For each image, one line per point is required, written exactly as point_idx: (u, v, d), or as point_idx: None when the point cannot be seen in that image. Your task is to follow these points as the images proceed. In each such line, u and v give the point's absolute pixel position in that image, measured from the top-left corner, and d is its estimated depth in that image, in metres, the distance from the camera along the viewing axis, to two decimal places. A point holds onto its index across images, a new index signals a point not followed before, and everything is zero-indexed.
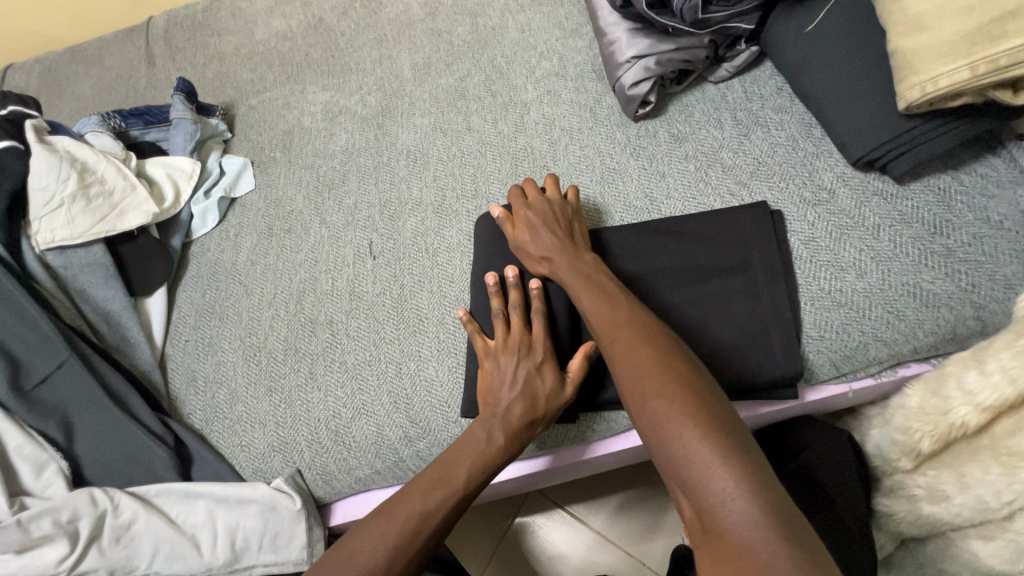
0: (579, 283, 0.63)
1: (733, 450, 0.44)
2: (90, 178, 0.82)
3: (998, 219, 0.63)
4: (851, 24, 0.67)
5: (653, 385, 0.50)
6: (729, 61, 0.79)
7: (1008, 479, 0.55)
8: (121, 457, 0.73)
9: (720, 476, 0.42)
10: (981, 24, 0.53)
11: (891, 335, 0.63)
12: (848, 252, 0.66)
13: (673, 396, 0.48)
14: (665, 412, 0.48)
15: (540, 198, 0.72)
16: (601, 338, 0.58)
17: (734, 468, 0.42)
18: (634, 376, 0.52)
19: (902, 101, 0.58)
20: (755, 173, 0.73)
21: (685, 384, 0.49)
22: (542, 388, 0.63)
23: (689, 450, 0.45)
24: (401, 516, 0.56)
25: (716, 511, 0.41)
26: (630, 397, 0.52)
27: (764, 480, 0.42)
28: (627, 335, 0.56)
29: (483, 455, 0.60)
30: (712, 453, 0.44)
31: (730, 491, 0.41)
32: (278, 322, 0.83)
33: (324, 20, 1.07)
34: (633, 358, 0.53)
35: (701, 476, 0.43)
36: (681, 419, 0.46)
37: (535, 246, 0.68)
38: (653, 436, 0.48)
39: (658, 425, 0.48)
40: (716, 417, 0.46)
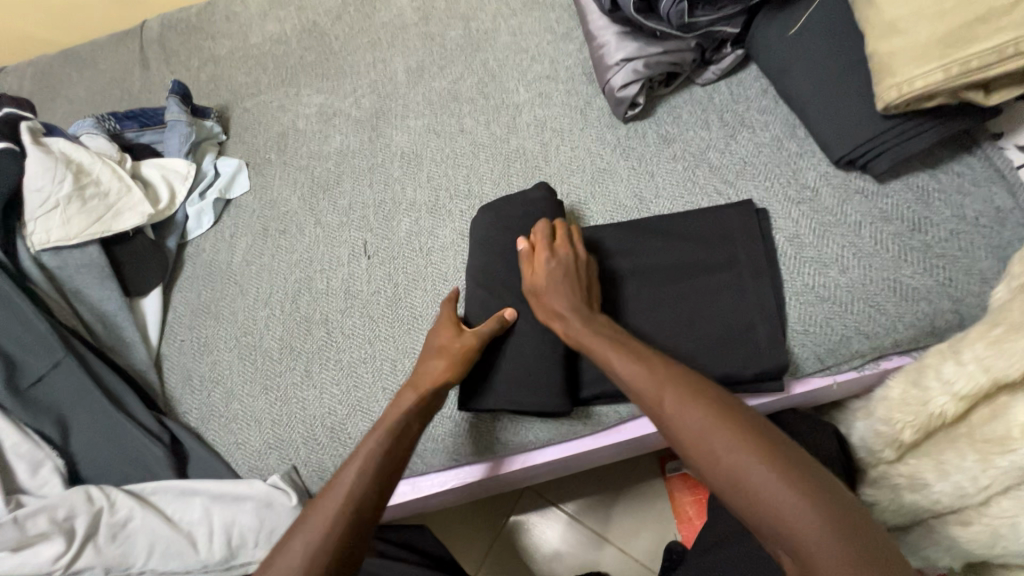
0: (601, 343, 0.59)
1: (816, 492, 0.43)
2: (86, 180, 0.83)
3: (973, 216, 0.66)
4: (831, 28, 0.70)
5: (715, 435, 0.48)
6: (715, 64, 0.81)
7: (984, 465, 0.56)
8: (116, 455, 0.73)
9: (809, 524, 0.42)
10: (953, 29, 0.56)
11: (873, 328, 0.65)
12: (831, 248, 0.68)
13: (739, 443, 0.47)
14: (736, 462, 0.46)
15: (565, 249, 0.67)
16: (640, 392, 0.55)
17: (821, 511, 0.42)
18: (678, 420, 0.50)
19: (880, 102, 0.60)
20: (742, 173, 0.75)
21: (748, 428, 0.48)
22: (439, 339, 0.67)
23: (772, 502, 0.43)
24: (332, 501, 0.53)
25: (815, 562, 0.41)
26: (688, 450, 0.50)
27: (850, 516, 0.42)
28: (669, 383, 0.53)
29: (392, 418, 0.60)
30: (796, 501, 0.43)
31: (822, 536, 0.41)
32: (274, 321, 0.84)
33: (318, 25, 1.09)
34: (685, 411, 0.50)
35: (775, 509, 0.43)
36: (753, 469, 0.45)
37: (557, 302, 0.63)
38: (726, 488, 0.47)
39: (723, 472, 0.47)
40: (787, 458, 0.45)
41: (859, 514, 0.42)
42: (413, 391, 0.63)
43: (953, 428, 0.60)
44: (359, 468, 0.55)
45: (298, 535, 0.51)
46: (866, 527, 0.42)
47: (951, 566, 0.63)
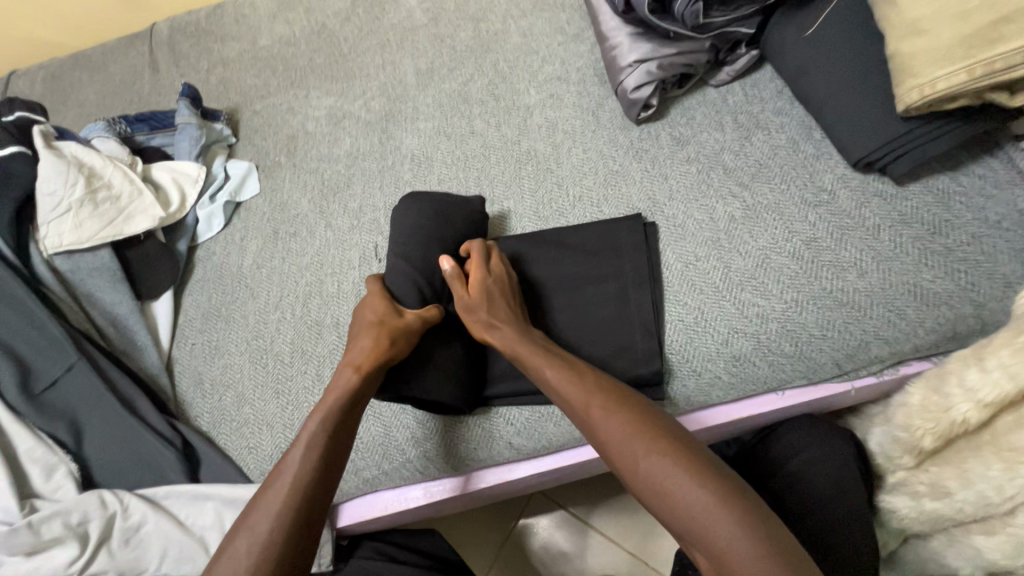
0: (535, 357, 0.61)
1: (732, 495, 0.47)
2: (98, 183, 0.83)
3: (996, 219, 0.64)
4: (850, 28, 0.68)
5: (641, 445, 0.51)
6: (729, 65, 0.80)
7: (1009, 474, 0.55)
8: (130, 460, 0.74)
9: (725, 524, 0.45)
10: (978, 29, 0.55)
11: (892, 334, 0.64)
12: (849, 252, 0.67)
13: (663, 453, 0.50)
14: (660, 471, 0.49)
15: (500, 266, 0.69)
16: (571, 406, 0.57)
17: (734, 511, 0.46)
18: (601, 423, 0.54)
19: (901, 104, 0.59)
20: (757, 175, 0.74)
21: (670, 438, 0.51)
22: (372, 315, 0.66)
23: (692, 506, 0.47)
24: (284, 489, 0.55)
25: (729, 560, 0.44)
26: (615, 459, 0.53)
27: (760, 514, 0.46)
28: (597, 397, 0.56)
29: (332, 403, 0.61)
30: (712, 503, 0.47)
31: (737, 534, 0.45)
32: (285, 324, 0.84)
33: (327, 26, 1.09)
34: (610, 422, 0.54)
35: (683, 506, 0.48)
36: (674, 476, 0.49)
37: (487, 313, 0.65)
38: (649, 496, 0.50)
39: (640, 473, 0.51)
40: (705, 465, 0.49)
41: (766, 511, 0.47)
42: (353, 370, 0.62)
43: (975, 436, 0.59)
44: (302, 457, 0.57)
45: (248, 524, 0.54)
46: (773, 524, 0.46)
47: None
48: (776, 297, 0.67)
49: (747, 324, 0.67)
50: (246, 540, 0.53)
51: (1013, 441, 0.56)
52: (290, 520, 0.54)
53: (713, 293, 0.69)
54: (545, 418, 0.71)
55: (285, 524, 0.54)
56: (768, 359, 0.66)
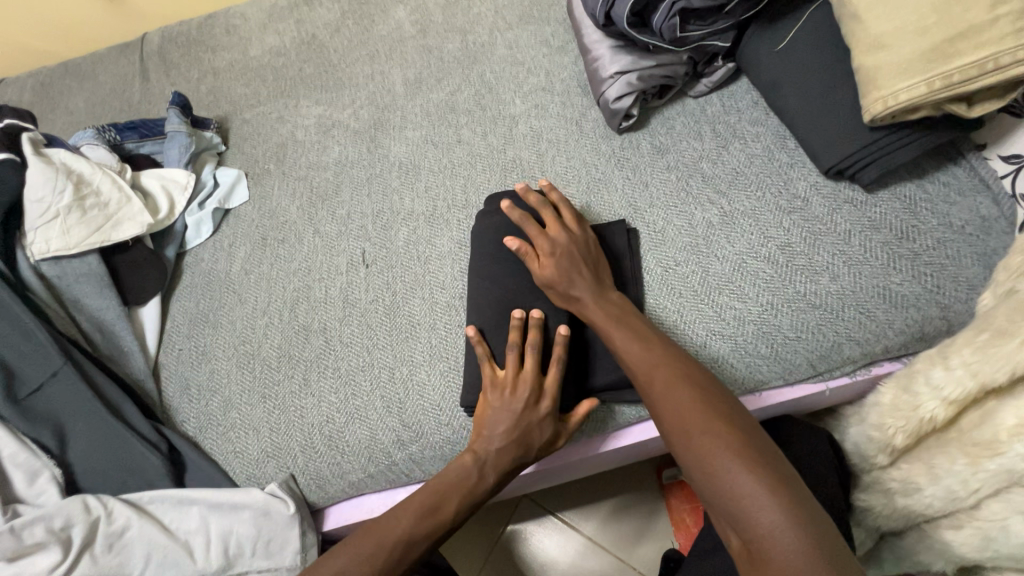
0: (610, 324, 0.63)
1: (779, 483, 0.47)
2: (86, 190, 0.84)
3: (960, 225, 0.67)
4: (819, 43, 0.71)
5: (699, 418, 0.53)
6: (707, 77, 0.83)
7: (974, 468, 0.55)
8: (114, 465, 0.73)
9: (768, 507, 0.45)
10: (936, 44, 0.57)
11: (864, 335, 0.66)
12: (822, 255, 0.69)
13: (717, 430, 0.51)
14: (708, 448, 0.50)
15: (559, 228, 0.71)
16: (636, 378, 0.60)
17: (779, 496, 0.46)
18: (664, 395, 0.56)
19: (867, 115, 0.62)
20: (734, 183, 0.76)
21: (729, 420, 0.52)
22: (543, 428, 0.64)
23: (736, 483, 0.48)
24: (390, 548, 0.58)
25: (761, 539, 0.45)
26: (672, 432, 0.54)
27: (807, 508, 0.45)
28: (663, 369, 0.58)
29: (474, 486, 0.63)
30: (757, 486, 0.47)
31: (778, 520, 0.45)
32: (273, 330, 0.84)
33: (317, 37, 1.10)
34: (671, 394, 0.56)
35: (728, 485, 0.48)
36: (726, 455, 0.49)
37: (565, 286, 0.66)
38: (693, 467, 0.51)
39: (693, 450, 0.52)
40: (757, 451, 0.49)
41: (816, 508, 0.46)
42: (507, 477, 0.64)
43: (944, 433, 0.60)
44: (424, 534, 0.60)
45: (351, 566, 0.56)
46: (823, 524, 0.45)
47: (945, 570, 0.63)
48: (753, 300, 0.69)
49: (726, 326, 0.69)
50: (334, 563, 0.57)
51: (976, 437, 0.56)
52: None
53: (693, 297, 0.71)
54: None
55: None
56: (745, 361, 0.68)
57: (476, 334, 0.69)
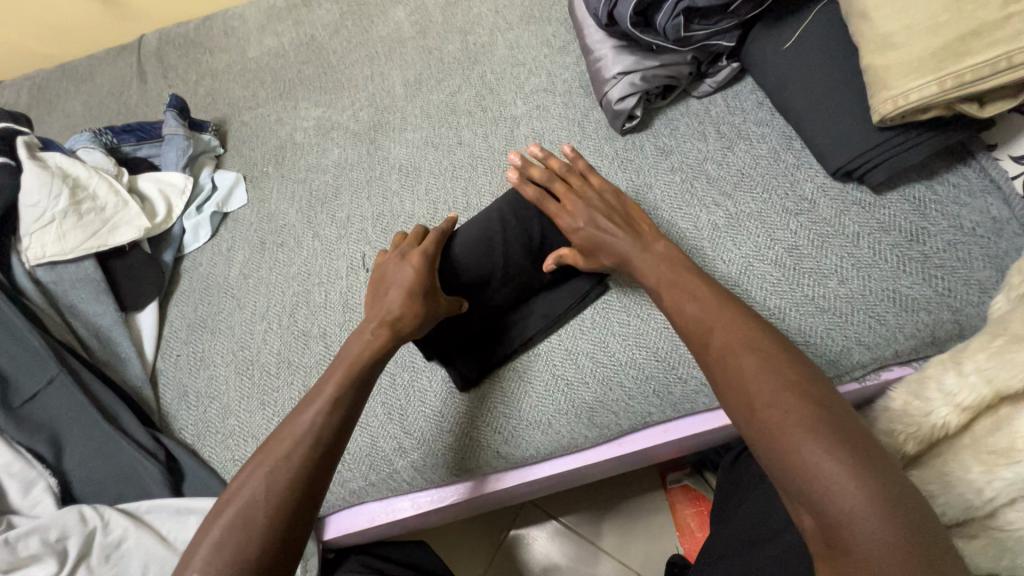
0: (662, 286, 0.62)
1: (862, 465, 0.43)
2: (82, 194, 0.82)
3: (971, 226, 0.66)
4: (825, 43, 0.70)
5: (769, 390, 0.49)
6: (711, 77, 0.82)
7: (989, 477, 0.53)
8: (111, 473, 0.73)
9: (847, 492, 0.42)
10: (947, 42, 0.56)
11: (874, 339, 0.65)
12: (831, 259, 0.68)
13: (793, 404, 0.48)
14: (782, 424, 0.47)
15: (573, 197, 0.70)
16: (697, 348, 0.57)
17: (863, 481, 0.42)
18: (728, 365, 0.53)
19: (876, 115, 0.60)
20: (739, 184, 0.75)
21: (804, 394, 0.48)
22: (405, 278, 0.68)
23: (812, 461, 0.44)
24: (288, 444, 0.55)
25: (842, 527, 0.41)
26: (736, 405, 0.51)
27: (895, 498, 0.42)
28: (729, 337, 0.54)
29: (356, 360, 0.62)
30: (838, 469, 0.43)
31: (860, 506, 0.41)
32: (272, 335, 0.83)
33: (316, 38, 1.09)
34: (739, 365, 0.52)
35: (803, 464, 0.45)
36: (801, 431, 0.46)
37: (607, 256, 0.67)
38: (763, 443, 0.48)
39: (764, 427, 0.48)
40: (838, 431, 0.46)
41: (908, 497, 0.42)
42: (383, 330, 0.65)
43: (956, 439, 0.58)
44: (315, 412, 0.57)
45: (251, 484, 0.53)
46: (917, 516, 0.41)
47: None
48: (760, 303, 0.68)
49: None
50: (238, 496, 0.53)
51: (991, 444, 0.55)
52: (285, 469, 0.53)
53: None
54: (533, 426, 0.70)
55: (304, 479, 0.54)
56: None
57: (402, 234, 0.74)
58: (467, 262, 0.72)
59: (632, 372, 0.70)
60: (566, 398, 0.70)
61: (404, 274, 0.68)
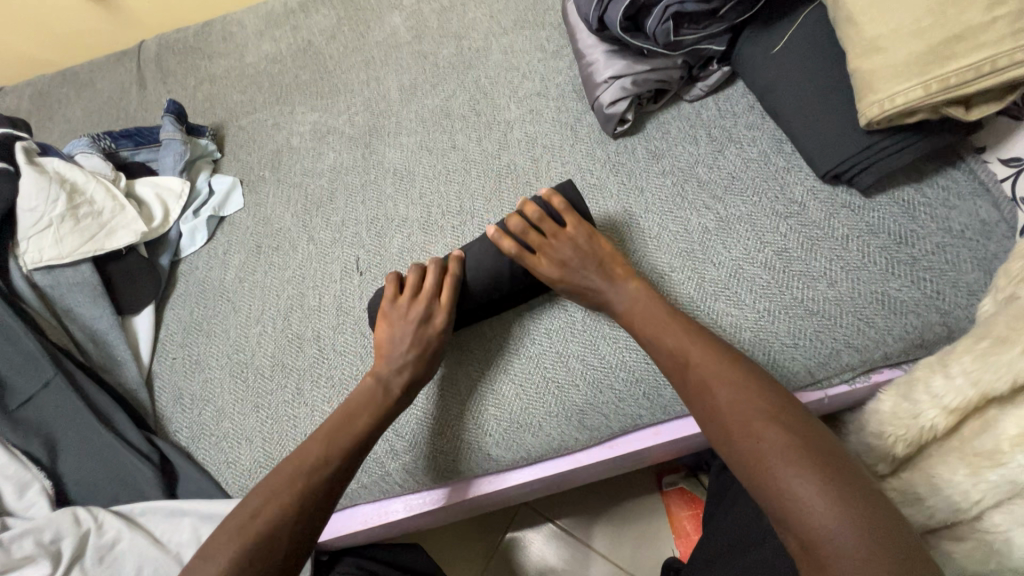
0: (643, 323, 0.66)
1: (833, 483, 0.47)
2: (79, 200, 0.83)
3: (960, 229, 0.66)
4: (814, 47, 0.71)
5: (746, 418, 0.53)
6: (702, 81, 0.82)
7: (975, 480, 0.53)
8: (106, 476, 0.73)
9: (822, 511, 0.46)
10: (932, 46, 0.57)
11: (862, 341, 0.65)
12: (820, 261, 0.68)
13: (769, 430, 0.52)
14: (760, 450, 0.51)
15: (549, 248, 0.71)
16: (678, 379, 0.61)
17: (835, 497, 0.46)
18: (707, 395, 0.57)
19: (863, 119, 0.61)
20: (730, 188, 0.76)
21: (781, 421, 0.52)
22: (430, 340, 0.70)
23: (787, 485, 0.48)
24: (306, 476, 0.61)
25: (819, 543, 0.45)
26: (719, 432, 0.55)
27: (867, 511, 0.45)
28: (706, 367, 0.59)
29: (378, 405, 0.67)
30: (812, 489, 0.47)
31: (833, 523, 0.45)
32: (266, 338, 0.84)
33: (313, 44, 1.10)
34: (717, 393, 0.56)
35: (779, 485, 0.48)
36: (780, 459, 0.49)
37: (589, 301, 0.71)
38: (745, 469, 0.52)
39: (745, 452, 0.52)
40: (813, 452, 0.49)
41: (878, 508, 0.45)
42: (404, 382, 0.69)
43: (945, 442, 0.58)
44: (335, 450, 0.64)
45: (268, 505, 0.59)
46: (887, 526, 0.44)
47: None
48: (749, 306, 0.68)
49: (721, 333, 0.68)
50: (241, 541, 0.56)
51: (977, 446, 0.55)
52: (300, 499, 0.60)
53: (689, 303, 0.70)
54: (523, 428, 0.70)
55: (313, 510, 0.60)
56: None
57: (412, 276, 0.74)
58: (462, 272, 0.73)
59: (622, 373, 0.70)
60: (556, 400, 0.70)
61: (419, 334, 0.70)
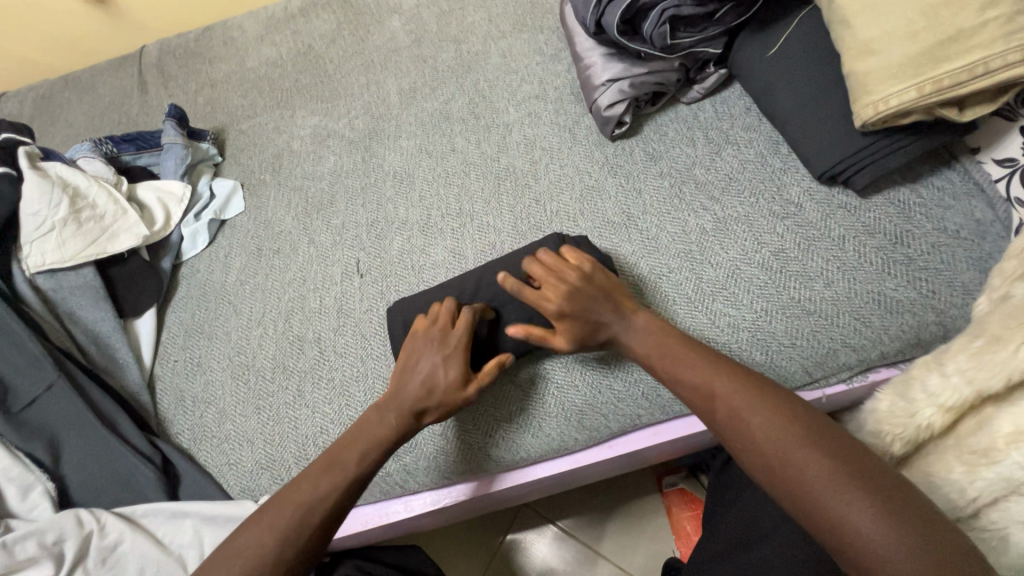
0: (652, 351, 0.62)
1: (882, 504, 0.44)
2: (82, 204, 0.84)
3: (955, 229, 0.67)
4: (809, 49, 0.72)
5: (780, 442, 0.50)
6: (699, 83, 0.83)
7: (971, 477, 0.54)
8: (109, 477, 0.74)
9: (879, 533, 0.43)
10: (926, 48, 0.57)
11: (859, 341, 0.66)
12: (816, 261, 0.69)
13: (808, 453, 0.48)
14: (801, 476, 0.48)
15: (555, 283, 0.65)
16: (699, 405, 0.57)
17: (888, 518, 0.43)
18: (734, 420, 0.53)
19: (858, 120, 0.61)
20: (727, 189, 0.76)
21: (820, 441, 0.49)
22: (442, 380, 0.63)
23: (837, 514, 0.45)
24: (290, 519, 0.57)
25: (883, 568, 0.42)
26: (751, 460, 0.52)
27: (921, 526, 0.43)
28: (727, 388, 0.55)
29: (373, 438, 0.63)
30: (864, 514, 0.44)
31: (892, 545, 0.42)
32: (267, 340, 0.84)
33: (313, 48, 1.11)
34: (744, 418, 0.53)
35: (828, 512, 0.45)
36: (825, 485, 0.46)
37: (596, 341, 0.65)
38: (786, 495, 0.49)
39: (785, 479, 0.49)
40: (854, 471, 0.47)
41: (928, 521, 0.43)
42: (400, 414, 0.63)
43: (941, 440, 0.59)
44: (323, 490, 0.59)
45: (251, 546, 0.56)
46: (943, 540, 0.42)
47: None
48: (747, 307, 0.69)
49: (720, 333, 0.68)
50: None
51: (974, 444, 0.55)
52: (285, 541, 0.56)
53: (687, 304, 0.71)
54: (523, 429, 0.71)
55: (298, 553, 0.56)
56: None
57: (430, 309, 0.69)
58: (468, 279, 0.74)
59: (620, 373, 0.70)
60: (556, 401, 0.71)
61: (436, 366, 0.64)
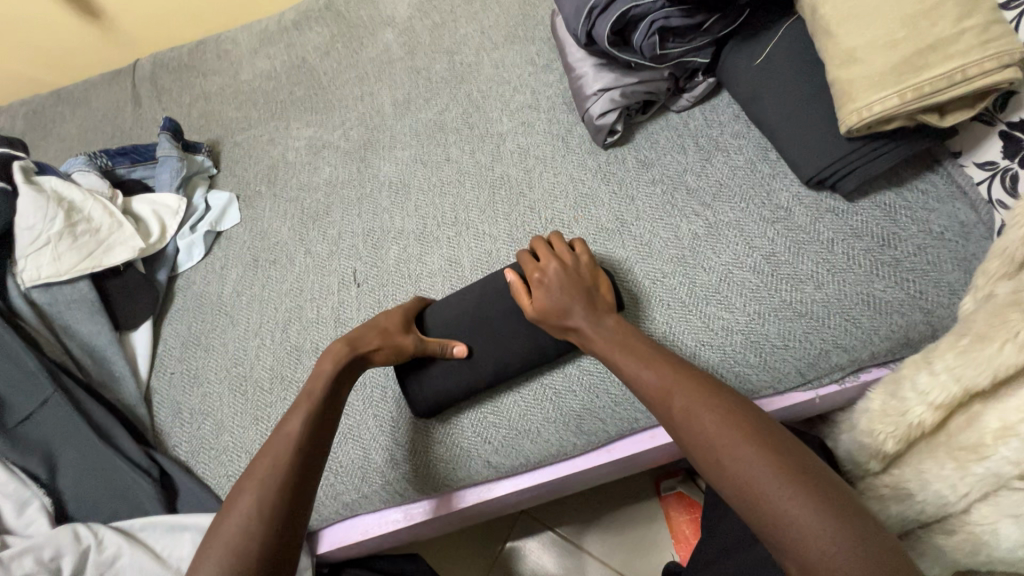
0: (615, 351, 0.63)
1: (824, 500, 0.45)
2: (77, 217, 0.84)
3: (939, 230, 0.68)
4: (794, 58, 0.74)
5: (731, 441, 0.50)
6: (689, 92, 0.85)
7: (962, 473, 0.55)
8: (105, 492, 0.73)
9: (819, 529, 0.43)
10: (906, 57, 0.59)
11: (850, 342, 0.67)
12: (806, 264, 0.70)
13: (757, 453, 0.49)
14: (750, 472, 0.48)
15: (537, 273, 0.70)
16: (657, 406, 0.57)
17: (830, 516, 0.44)
18: (689, 419, 0.54)
19: (843, 126, 0.63)
20: (718, 195, 0.78)
21: (772, 442, 0.49)
22: (386, 322, 0.72)
23: (783, 509, 0.45)
24: (274, 454, 0.58)
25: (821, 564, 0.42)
26: (703, 458, 0.52)
27: (860, 525, 0.43)
28: (683, 390, 0.56)
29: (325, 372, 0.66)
30: (805, 508, 0.44)
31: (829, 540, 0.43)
32: (265, 351, 0.84)
33: (307, 60, 1.12)
34: (697, 417, 0.53)
35: (771, 509, 0.46)
36: (772, 483, 0.46)
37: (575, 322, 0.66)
38: (736, 494, 0.49)
39: (735, 478, 0.49)
40: (800, 470, 0.47)
41: (865, 520, 0.44)
42: (344, 346, 0.68)
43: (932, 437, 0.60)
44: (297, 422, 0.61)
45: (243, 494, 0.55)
46: (875, 537, 0.43)
47: None
48: (740, 310, 0.70)
49: (713, 336, 0.69)
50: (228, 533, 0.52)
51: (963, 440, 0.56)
52: (274, 475, 0.56)
53: (680, 308, 0.72)
54: (522, 434, 0.71)
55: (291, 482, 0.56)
56: (733, 370, 0.68)
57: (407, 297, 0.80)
58: (472, 291, 0.76)
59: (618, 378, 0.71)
60: (553, 406, 0.71)
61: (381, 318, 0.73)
